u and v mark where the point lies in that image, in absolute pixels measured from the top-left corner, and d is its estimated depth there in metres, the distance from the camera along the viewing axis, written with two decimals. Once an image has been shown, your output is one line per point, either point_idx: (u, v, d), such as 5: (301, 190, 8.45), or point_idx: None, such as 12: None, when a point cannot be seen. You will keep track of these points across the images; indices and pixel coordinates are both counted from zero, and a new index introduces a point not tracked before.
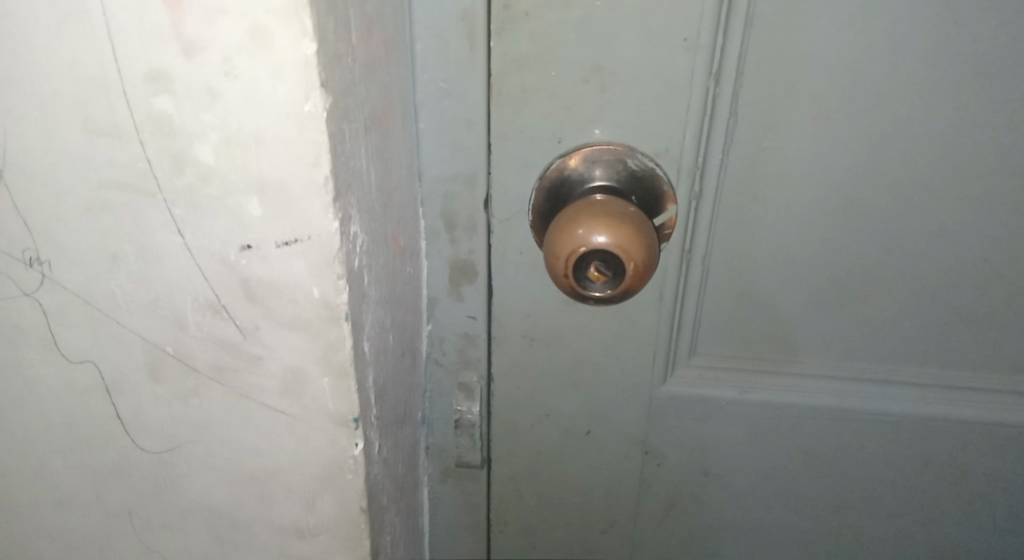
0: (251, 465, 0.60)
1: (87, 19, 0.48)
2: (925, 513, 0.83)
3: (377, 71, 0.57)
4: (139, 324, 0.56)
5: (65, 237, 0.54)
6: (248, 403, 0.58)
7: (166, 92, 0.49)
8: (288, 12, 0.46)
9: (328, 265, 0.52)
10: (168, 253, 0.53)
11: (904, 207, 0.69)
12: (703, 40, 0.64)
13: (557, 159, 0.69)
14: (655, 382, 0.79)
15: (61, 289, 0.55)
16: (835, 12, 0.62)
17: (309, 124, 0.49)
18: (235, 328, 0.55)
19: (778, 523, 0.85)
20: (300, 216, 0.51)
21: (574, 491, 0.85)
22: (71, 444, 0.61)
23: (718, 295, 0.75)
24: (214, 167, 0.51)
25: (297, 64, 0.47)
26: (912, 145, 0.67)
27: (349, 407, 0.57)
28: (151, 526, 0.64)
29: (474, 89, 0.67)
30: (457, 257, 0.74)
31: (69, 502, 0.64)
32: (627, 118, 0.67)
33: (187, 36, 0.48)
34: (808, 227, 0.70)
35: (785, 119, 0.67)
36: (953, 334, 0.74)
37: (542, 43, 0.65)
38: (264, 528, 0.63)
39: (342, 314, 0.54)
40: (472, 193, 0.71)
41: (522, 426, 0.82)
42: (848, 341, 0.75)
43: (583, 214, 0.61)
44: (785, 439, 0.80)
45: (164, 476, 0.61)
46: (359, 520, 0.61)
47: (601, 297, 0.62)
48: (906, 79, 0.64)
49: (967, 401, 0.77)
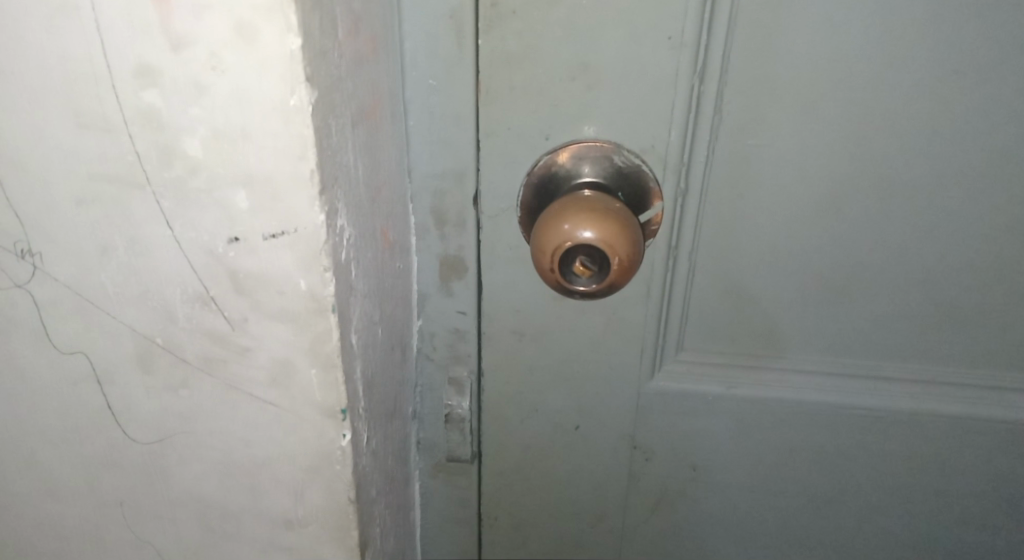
0: (241, 456, 0.61)
1: (76, 15, 0.49)
2: (911, 509, 0.84)
3: (365, 67, 0.58)
4: (129, 316, 0.57)
5: (55, 229, 0.55)
6: (237, 394, 0.58)
7: (154, 86, 0.50)
8: (274, 8, 0.47)
9: (315, 257, 0.53)
10: (157, 246, 0.54)
11: (887, 204, 0.70)
12: (688, 39, 0.65)
13: (545, 155, 0.70)
14: (643, 378, 0.80)
15: (52, 280, 0.56)
16: (817, 10, 0.63)
17: (295, 118, 0.50)
18: (224, 320, 0.56)
19: (766, 518, 0.86)
20: (287, 210, 0.52)
21: (564, 486, 0.86)
22: (63, 435, 0.62)
23: (705, 291, 0.75)
24: (202, 160, 0.52)
25: (283, 59, 0.48)
26: (894, 142, 0.68)
27: (337, 399, 0.58)
28: (142, 516, 0.65)
29: (462, 86, 0.68)
30: (446, 253, 0.75)
31: (61, 492, 0.65)
32: (613, 116, 0.68)
33: (174, 32, 0.48)
34: (793, 224, 0.71)
35: (769, 117, 0.67)
36: (937, 330, 0.75)
37: (529, 41, 0.66)
38: (254, 519, 0.64)
39: (329, 306, 0.55)
40: (461, 189, 0.72)
41: (512, 421, 0.83)
42: (834, 337, 0.76)
43: (569, 209, 0.62)
44: (772, 433, 0.81)
45: (154, 467, 0.62)
46: (348, 511, 0.62)
47: (586, 291, 0.63)
48: (888, 77, 0.65)
49: (951, 397, 0.78)
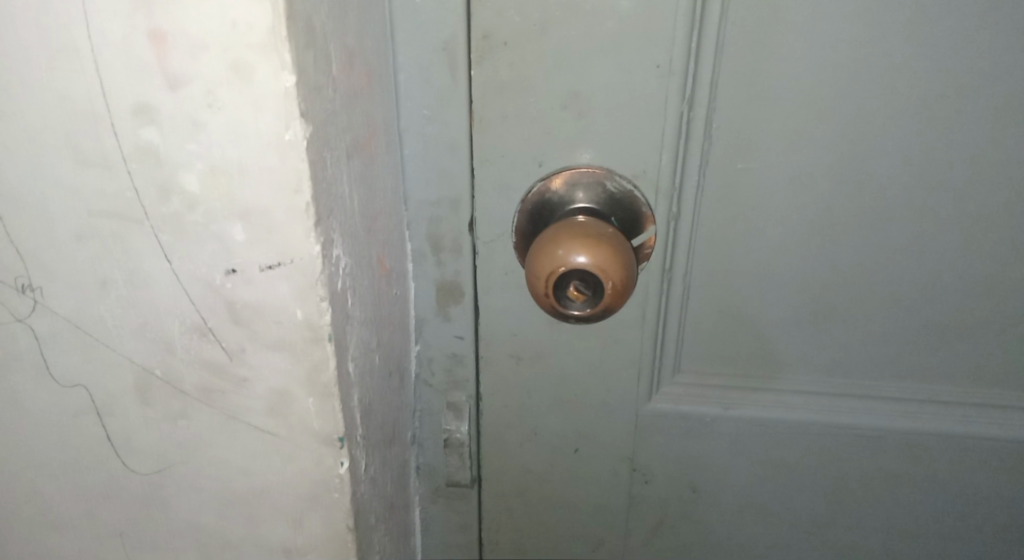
0: (239, 485, 0.61)
1: (75, 56, 0.50)
2: (911, 527, 0.84)
3: (359, 99, 0.59)
4: (128, 348, 0.58)
5: (55, 264, 0.55)
6: (236, 424, 0.59)
7: (152, 124, 0.51)
8: (268, 47, 0.48)
9: (310, 287, 0.54)
10: (156, 278, 0.55)
11: (877, 225, 0.71)
12: (676, 67, 0.66)
13: (539, 182, 0.71)
14: (641, 400, 0.80)
15: (53, 314, 0.57)
16: (802, 37, 0.65)
17: (290, 152, 0.51)
18: (222, 350, 0.57)
19: (766, 538, 0.86)
20: (282, 242, 0.53)
21: (565, 509, 0.86)
22: (63, 467, 0.62)
23: (700, 313, 0.76)
24: (199, 195, 0.52)
25: (277, 96, 0.49)
26: (883, 164, 0.68)
27: (334, 427, 0.58)
28: (142, 546, 0.65)
29: (456, 116, 0.69)
30: (443, 279, 0.76)
31: (62, 524, 0.65)
32: (605, 143, 0.69)
33: (171, 71, 0.50)
34: (786, 246, 0.72)
35: (759, 141, 0.68)
36: (931, 349, 0.76)
37: (520, 71, 0.67)
38: (253, 548, 0.64)
39: (325, 335, 0.55)
40: (456, 216, 0.73)
41: (511, 445, 0.83)
42: (829, 358, 0.77)
43: (563, 235, 0.62)
44: (770, 453, 0.81)
45: (154, 497, 0.63)
46: (346, 539, 0.62)
47: (581, 316, 0.64)
48: (874, 101, 0.66)
49: (947, 414, 0.78)
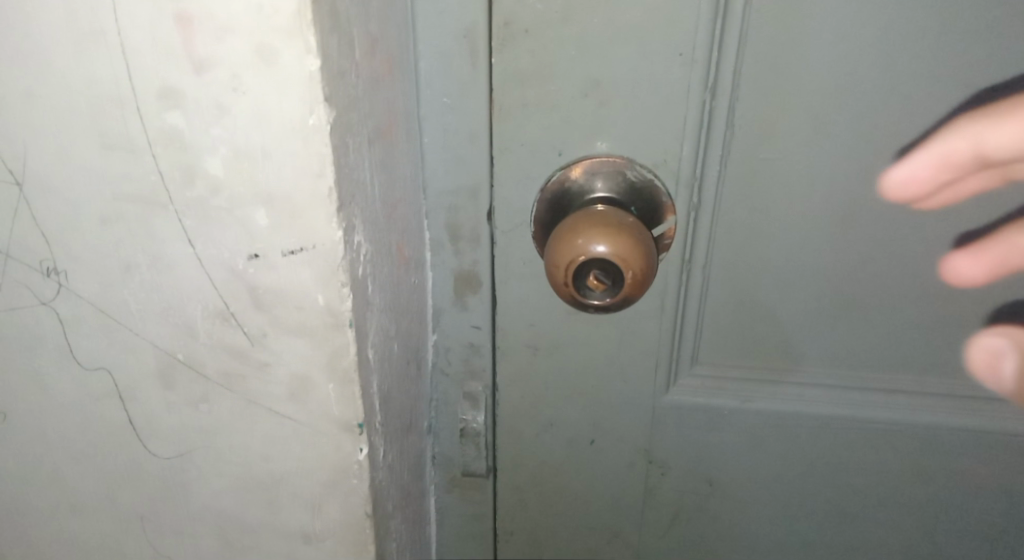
0: (259, 471, 0.61)
1: (102, 39, 0.50)
2: (928, 523, 0.83)
3: (381, 86, 0.59)
4: (151, 332, 0.58)
5: (80, 247, 0.56)
6: (256, 409, 0.59)
7: (177, 108, 0.51)
8: (292, 31, 0.48)
9: (332, 272, 0.54)
10: (179, 263, 0.55)
11: (900, 217, 0.70)
12: (698, 55, 0.65)
13: (558, 171, 0.71)
14: (659, 391, 0.80)
15: (76, 297, 0.57)
16: (827, 26, 0.64)
17: (313, 137, 0.51)
18: (243, 335, 0.57)
19: (782, 532, 0.86)
20: (304, 227, 0.53)
21: (580, 501, 0.86)
22: (85, 450, 0.63)
23: (719, 305, 0.76)
24: (223, 180, 0.53)
25: (302, 81, 0.49)
26: (907, 156, 0.68)
27: (354, 413, 0.58)
28: (162, 530, 0.65)
29: (476, 104, 0.69)
30: (461, 268, 0.76)
31: (83, 507, 0.65)
32: (626, 132, 0.69)
33: (197, 55, 0.50)
34: (807, 237, 0.72)
35: (780, 131, 0.68)
36: (952, 343, 0.75)
37: (542, 59, 0.67)
38: (272, 533, 0.64)
39: (346, 321, 0.55)
40: (475, 204, 0.73)
41: (527, 436, 0.83)
42: (849, 351, 0.76)
43: (583, 223, 0.62)
44: (788, 446, 0.81)
45: (174, 481, 0.63)
46: (365, 525, 0.62)
47: (600, 305, 0.64)
48: (898, 91, 0.66)
49: (968, 409, 0.78)
